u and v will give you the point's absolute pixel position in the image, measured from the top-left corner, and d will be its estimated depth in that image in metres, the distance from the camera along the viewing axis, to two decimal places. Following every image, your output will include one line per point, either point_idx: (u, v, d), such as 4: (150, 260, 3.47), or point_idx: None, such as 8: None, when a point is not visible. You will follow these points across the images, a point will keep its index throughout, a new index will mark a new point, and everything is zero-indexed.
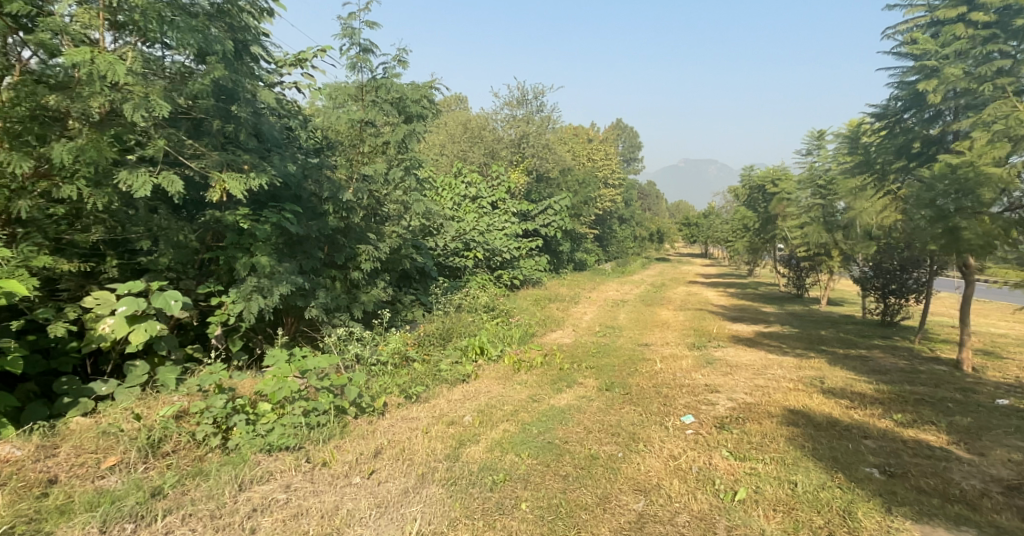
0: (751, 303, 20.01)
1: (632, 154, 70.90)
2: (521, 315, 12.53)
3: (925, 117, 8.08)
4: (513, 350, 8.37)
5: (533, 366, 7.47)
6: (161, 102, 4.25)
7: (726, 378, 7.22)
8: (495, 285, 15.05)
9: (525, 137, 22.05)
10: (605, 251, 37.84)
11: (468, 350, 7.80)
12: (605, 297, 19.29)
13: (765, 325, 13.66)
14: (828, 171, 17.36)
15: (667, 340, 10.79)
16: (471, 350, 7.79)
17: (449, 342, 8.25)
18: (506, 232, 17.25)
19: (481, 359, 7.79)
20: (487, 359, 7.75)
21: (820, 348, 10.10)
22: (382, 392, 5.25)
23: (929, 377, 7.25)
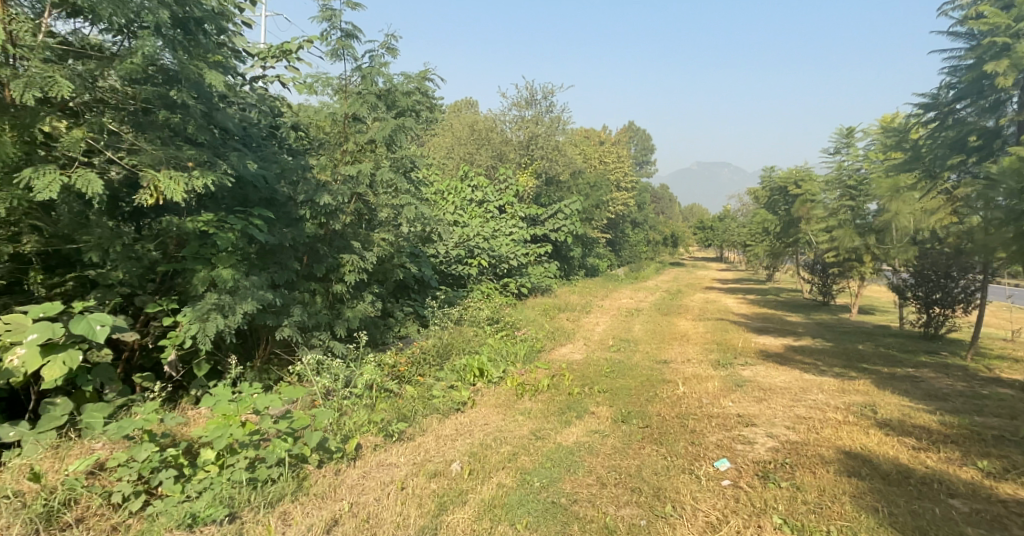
0: (773, 311, 19.08)
1: (645, 157, 69.95)
2: (529, 327, 11.72)
3: (983, 106, 7.39)
4: (517, 371, 7.56)
5: (539, 390, 6.67)
6: (60, 79, 3.56)
7: (759, 406, 6.36)
8: (502, 295, 14.28)
9: (534, 138, 21.24)
10: (618, 256, 37.01)
11: (464, 371, 6.98)
12: (619, 305, 18.48)
13: (792, 337, 12.76)
14: (859, 171, 16.33)
15: (687, 356, 9.94)
16: (469, 372, 6.98)
17: (446, 361, 7.44)
18: (513, 237, 16.49)
19: (480, 381, 6.98)
20: (487, 382, 6.95)
21: (856, 369, 9.22)
22: (356, 432, 4.42)
23: (993, 409, 6.34)
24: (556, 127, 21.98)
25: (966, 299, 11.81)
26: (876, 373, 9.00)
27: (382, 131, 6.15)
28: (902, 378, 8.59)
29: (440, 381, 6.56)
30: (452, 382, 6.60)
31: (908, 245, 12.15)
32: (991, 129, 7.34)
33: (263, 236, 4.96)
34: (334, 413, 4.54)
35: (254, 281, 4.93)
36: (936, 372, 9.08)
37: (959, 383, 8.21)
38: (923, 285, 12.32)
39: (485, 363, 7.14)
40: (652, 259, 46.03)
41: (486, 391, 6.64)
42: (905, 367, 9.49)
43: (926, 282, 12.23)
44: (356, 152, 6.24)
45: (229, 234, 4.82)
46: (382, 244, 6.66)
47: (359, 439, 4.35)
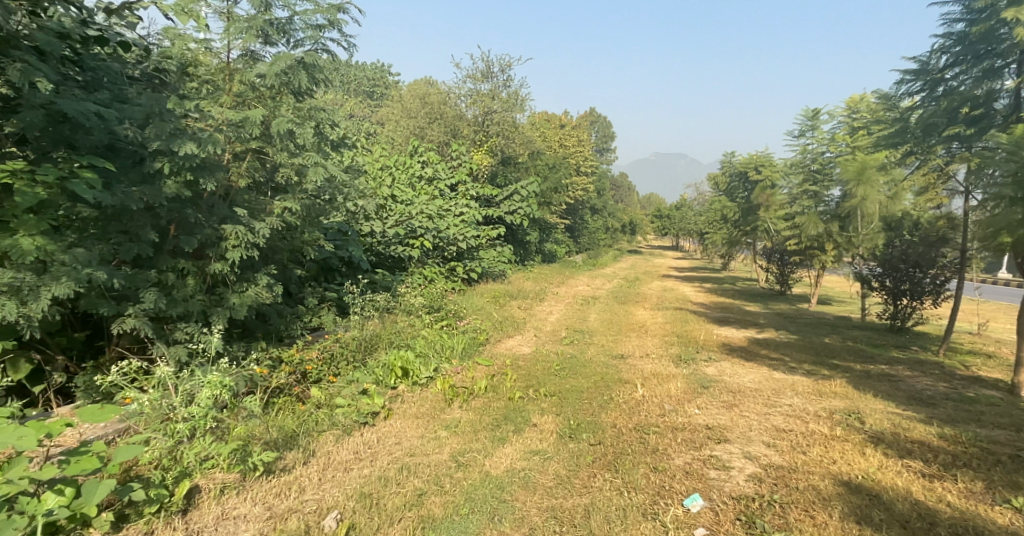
0: (732, 300, 18.49)
1: (605, 145, 69.59)
2: (475, 316, 10.60)
3: (974, 75, 7.42)
4: (450, 370, 6.43)
5: (475, 393, 5.61)
6: None
7: (730, 416, 5.43)
8: (448, 280, 13.10)
9: (490, 113, 19.92)
10: (576, 242, 36.31)
11: (383, 371, 5.77)
12: (576, 292, 17.56)
13: (755, 329, 12.04)
14: (823, 155, 15.72)
15: (647, 351, 9.01)
16: (389, 373, 5.78)
17: (368, 357, 6.26)
18: (464, 218, 15.31)
19: (404, 383, 5.81)
20: (411, 386, 5.76)
21: (828, 368, 8.47)
22: (194, 471, 3.21)
23: (991, 422, 5.59)
24: (514, 102, 20.65)
25: (935, 291, 11.31)
26: (849, 371, 8.31)
27: (270, 68, 4.92)
28: (877, 379, 7.87)
29: (348, 387, 5.33)
30: (364, 387, 5.40)
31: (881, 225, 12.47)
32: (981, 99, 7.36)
33: (92, 194, 3.60)
34: (174, 442, 3.22)
35: (76, 256, 3.59)
36: (911, 371, 8.43)
37: (938, 386, 7.54)
38: (891, 274, 11.83)
39: (410, 362, 5.95)
40: (610, 245, 45.43)
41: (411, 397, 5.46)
42: (877, 365, 8.81)
43: (896, 271, 11.71)
44: (246, 95, 4.99)
45: (39, 189, 3.51)
46: (282, 215, 5.34)
47: (194, 481, 3.15)
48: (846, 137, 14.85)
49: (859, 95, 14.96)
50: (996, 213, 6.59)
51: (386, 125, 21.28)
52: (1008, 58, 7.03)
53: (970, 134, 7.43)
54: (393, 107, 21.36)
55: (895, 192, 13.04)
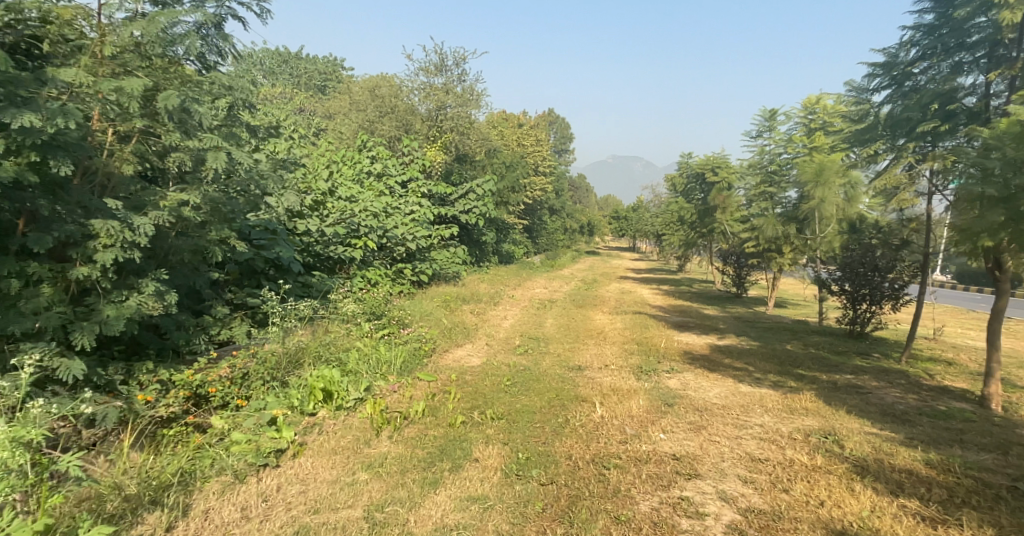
0: (690, 303, 18.16)
1: (564, 146, 69.39)
2: (421, 323, 9.79)
3: (943, 69, 7.06)
4: (383, 392, 5.60)
5: (410, 419, 4.87)
6: None
7: (698, 442, 4.85)
8: (394, 282, 12.23)
9: (445, 108, 19.04)
10: (534, 243, 35.77)
11: (300, 395, 4.88)
12: (533, 295, 16.90)
13: (716, 335, 11.62)
14: (780, 157, 15.49)
15: (605, 362, 8.40)
16: (307, 396, 4.88)
17: (293, 375, 5.47)
18: (414, 217, 14.47)
19: (325, 407, 4.92)
20: (334, 412, 4.88)
21: (793, 379, 8.01)
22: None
23: (973, 442, 5.16)
24: (470, 97, 19.84)
25: (894, 296, 11.07)
26: (815, 382, 7.89)
27: (152, 26, 4.12)
28: (845, 391, 7.43)
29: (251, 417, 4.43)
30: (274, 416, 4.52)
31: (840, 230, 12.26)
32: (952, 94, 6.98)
33: None
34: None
35: None
36: (876, 382, 8.04)
37: (907, 398, 7.14)
38: (850, 279, 11.55)
39: (334, 383, 5.05)
40: (568, 246, 45.00)
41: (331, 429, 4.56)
42: (842, 375, 8.41)
43: (856, 276, 11.44)
44: (129, 62, 4.12)
45: None
46: (178, 209, 4.45)
47: None
48: (802, 138, 14.62)
49: (816, 96, 14.77)
50: (963, 215, 6.21)
51: (335, 118, 20.18)
52: (978, 51, 6.68)
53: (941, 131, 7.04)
54: (343, 100, 20.25)
55: (849, 196, 13.30)
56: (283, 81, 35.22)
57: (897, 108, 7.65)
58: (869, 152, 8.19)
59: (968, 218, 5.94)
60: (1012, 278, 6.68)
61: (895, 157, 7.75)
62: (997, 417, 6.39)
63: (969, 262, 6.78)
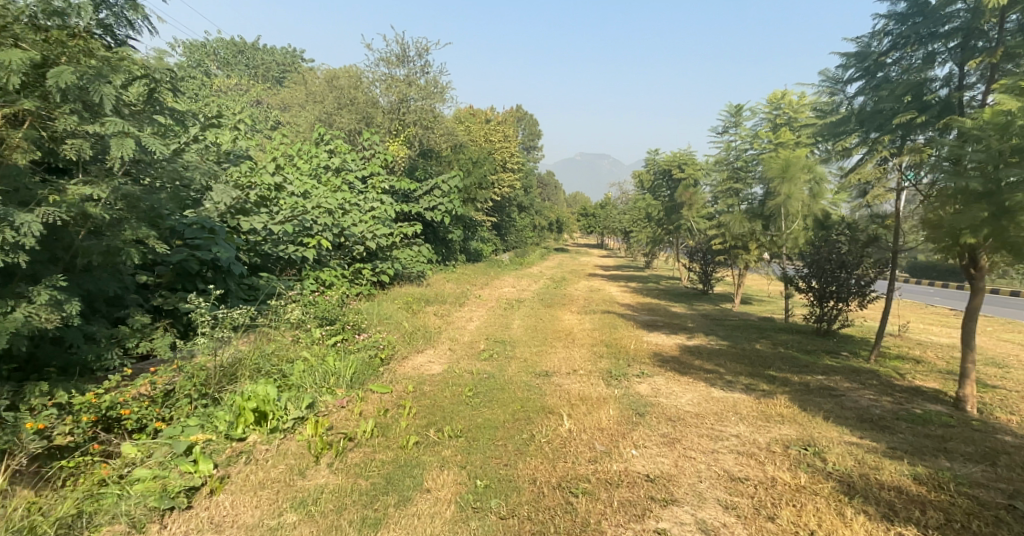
0: (659, 301, 17.97)
1: (532, 142, 69.11)
2: (378, 327, 9.22)
3: (917, 59, 6.84)
4: (327, 412, 5.12)
5: (357, 442, 4.40)
6: None
7: (672, 458, 4.46)
8: (351, 283, 11.60)
9: (407, 101, 18.42)
10: (502, 241, 35.36)
11: (227, 418, 4.28)
12: (499, 295, 16.40)
13: (685, 334, 11.33)
14: (746, 153, 15.32)
15: (572, 367, 7.99)
16: (234, 418, 4.30)
17: (226, 391, 4.97)
18: (374, 214, 13.85)
19: (257, 431, 4.36)
20: (267, 436, 4.32)
21: (766, 381, 7.72)
22: None
23: (958, 452, 4.89)
24: (433, 90, 19.22)
25: (861, 293, 10.98)
26: (788, 384, 7.64)
27: None
28: (819, 394, 7.16)
29: (163, 445, 3.85)
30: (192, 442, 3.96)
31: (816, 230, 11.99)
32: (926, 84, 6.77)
33: None
34: None
35: None
36: (849, 383, 7.79)
37: (881, 401, 6.90)
38: (818, 276, 11.39)
39: (269, 402, 4.48)
40: (537, 243, 44.64)
41: (259, 460, 4.00)
42: (814, 376, 8.16)
43: (823, 273, 11.28)
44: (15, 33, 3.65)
45: None
46: (80, 204, 3.95)
47: None
48: (768, 134, 14.46)
49: (781, 92, 14.62)
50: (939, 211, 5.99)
51: (292, 110, 19.31)
52: (947, 41, 6.46)
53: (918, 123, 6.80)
54: (301, 92, 19.41)
55: (815, 192, 13.26)
56: (241, 72, 33.92)
57: (869, 100, 7.40)
58: (840, 146, 7.95)
59: (946, 214, 5.71)
60: (988, 276, 6.47)
61: (868, 152, 7.51)
62: (975, 421, 6.17)
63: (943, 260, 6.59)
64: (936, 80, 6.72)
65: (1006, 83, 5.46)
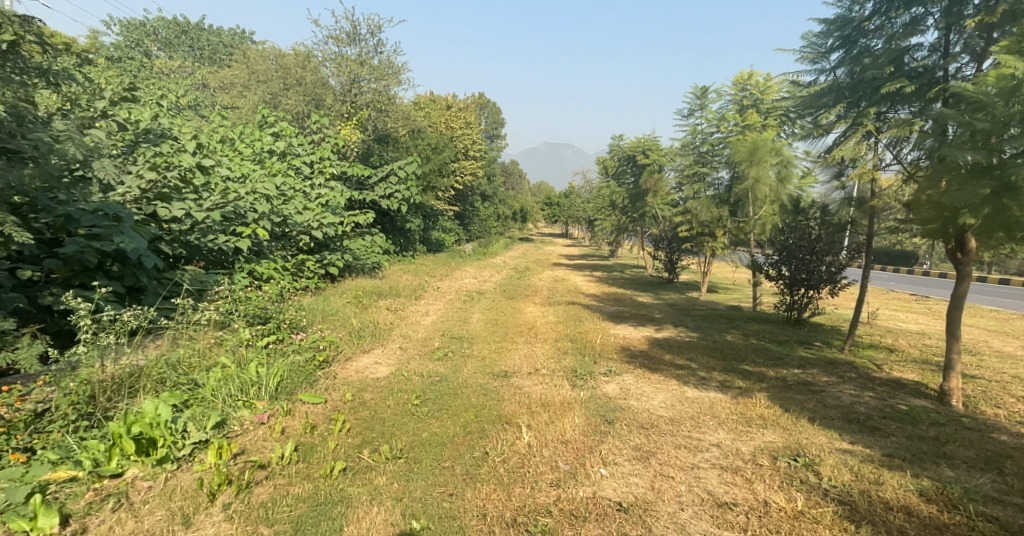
0: (625, 290, 17.51)
1: (496, 130, 68.17)
2: (322, 325, 8.38)
3: (903, 23, 6.31)
4: (238, 436, 4.33)
5: (273, 472, 3.76)
6: None
7: (648, 478, 3.94)
8: (295, 276, 10.71)
9: (359, 82, 17.49)
10: (465, 231, 34.60)
11: (99, 450, 3.67)
12: (460, 286, 15.66)
13: (653, 326, 10.81)
14: (712, 136, 14.85)
15: (534, 366, 7.33)
16: (108, 450, 3.68)
17: (121, 406, 4.24)
18: (321, 202, 12.92)
19: (139, 463, 3.74)
20: (151, 469, 3.71)
21: (740, 378, 7.20)
22: None
23: (958, 459, 4.38)
24: (386, 71, 18.24)
25: (831, 280, 10.63)
26: (764, 380, 7.13)
27: None
28: (797, 391, 6.65)
29: (1, 491, 3.30)
30: (45, 484, 3.41)
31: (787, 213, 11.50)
32: (912, 50, 6.24)
33: None
34: None
35: None
36: (827, 377, 7.33)
37: (863, 397, 6.43)
38: (788, 262, 10.98)
39: (159, 426, 3.85)
40: (501, 233, 43.88)
41: (134, 507, 3.43)
42: (790, 370, 7.68)
43: (794, 260, 10.87)
44: None
45: None
46: None
47: None
48: (735, 117, 13.99)
49: (747, 72, 14.18)
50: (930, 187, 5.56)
51: (234, 92, 18.06)
52: (934, 5, 5.97)
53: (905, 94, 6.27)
54: (244, 73, 18.15)
55: (781, 176, 12.94)
56: (185, 55, 32.12)
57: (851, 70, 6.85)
58: (817, 122, 7.46)
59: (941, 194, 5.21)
60: (975, 262, 6.02)
61: (848, 128, 7.02)
62: (966, 418, 5.73)
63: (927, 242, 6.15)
64: (922, 48, 6.22)
65: (1008, 45, 4.97)
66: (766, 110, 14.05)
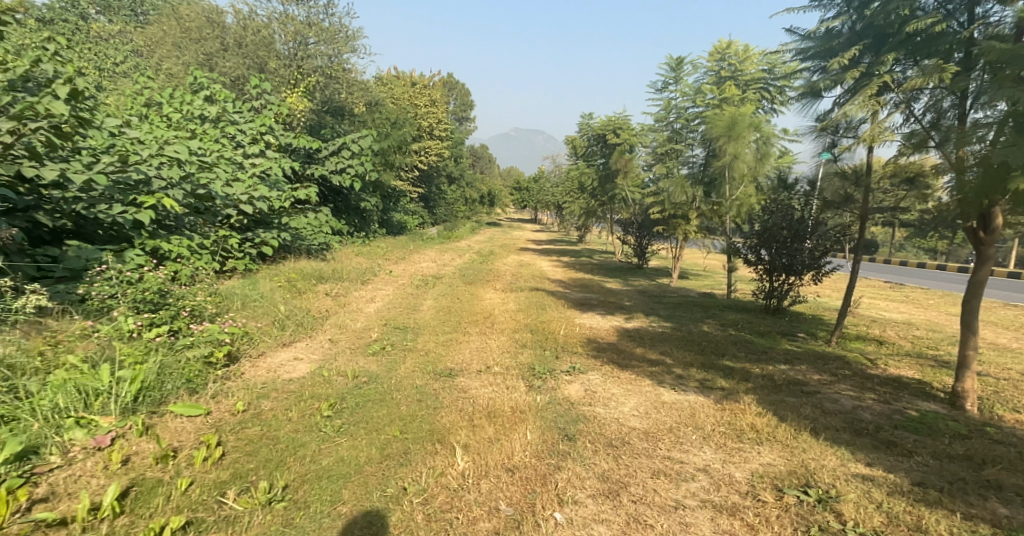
0: (592, 276, 16.58)
1: (463, 112, 66.58)
2: (238, 315, 7.15)
3: None
4: (53, 472, 3.25)
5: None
6: None
7: (618, 528, 3.09)
8: (217, 255, 9.38)
9: (306, 44, 16.63)
10: (430, 213, 33.31)
11: None
12: (415, 270, 14.47)
13: (623, 315, 9.84)
14: (687, 110, 13.88)
15: (485, 364, 6.25)
16: None
17: None
18: (256, 172, 11.58)
19: None
20: None
21: (722, 376, 6.23)
22: None
23: (1008, 490, 3.49)
24: (337, 35, 17.66)
25: (814, 266, 9.78)
26: (749, 377, 6.19)
27: None
28: (788, 392, 5.71)
29: None
30: None
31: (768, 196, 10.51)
32: None
33: None
34: None
35: None
36: (819, 374, 6.42)
37: (865, 400, 5.52)
38: (768, 246, 10.12)
39: None
40: (468, 216, 42.57)
41: None
42: (776, 366, 6.74)
43: (775, 244, 10.01)
44: None
45: None
46: None
47: None
48: (711, 89, 13.07)
49: (727, 41, 13.30)
50: (993, 145, 4.80)
51: (165, 53, 16.36)
52: None
53: (937, 37, 5.30)
54: (177, 30, 16.53)
55: (760, 153, 12.15)
56: (126, 18, 29.84)
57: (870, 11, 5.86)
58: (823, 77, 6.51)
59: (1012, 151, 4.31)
60: (998, 243, 5.31)
61: (856, 89, 6.19)
62: (990, 427, 4.87)
63: (958, 208, 5.30)
64: None
65: None
66: (744, 83, 13.19)
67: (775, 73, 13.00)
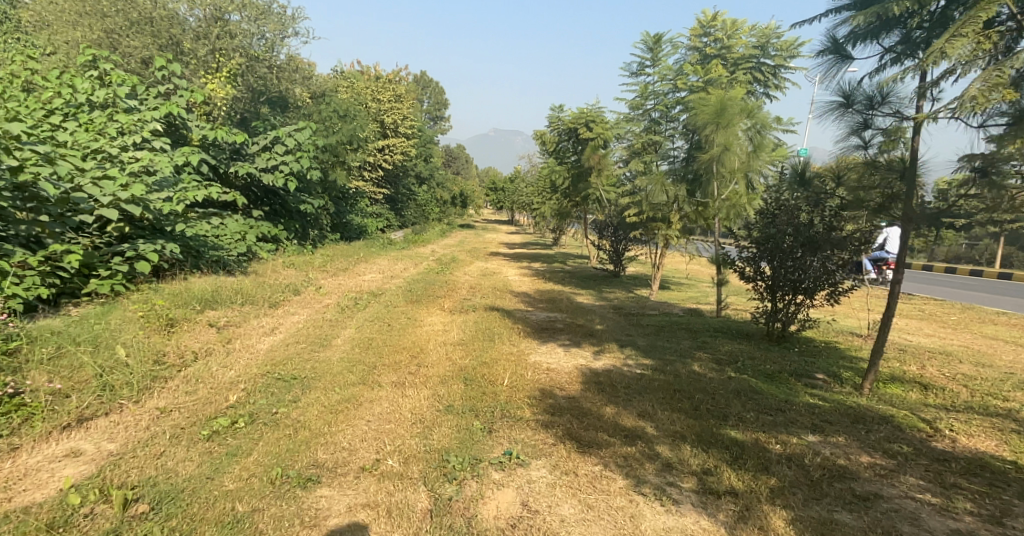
0: (561, 286, 14.52)
1: (438, 111, 64.29)
2: (15, 378, 4.75)
3: None
4: None
5: None
6: None
7: None
8: (48, 280, 7.29)
9: (227, 20, 15.23)
10: (397, 216, 31.05)
11: None
12: (350, 285, 12.20)
13: (591, 346, 7.77)
14: (667, 96, 11.99)
15: (374, 454, 4.13)
16: None
17: None
18: (142, 169, 9.42)
19: None
20: None
21: (729, 466, 4.11)
22: None
23: None
24: (265, 11, 16.15)
25: (831, 282, 7.72)
26: (765, 466, 4.09)
27: None
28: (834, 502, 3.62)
29: None
30: None
31: (768, 193, 8.40)
32: None
33: None
34: None
35: None
36: (870, 453, 4.32)
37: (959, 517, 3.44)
38: (771, 258, 8.11)
39: None
40: (439, 219, 40.21)
41: None
42: (803, 438, 4.63)
43: (779, 254, 8.00)
44: None
45: None
46: None
47: None
48: (695, 70, 11.14)
49: (712, 13, 11.50)
50: None
51: (60, 27, 13.98)
52: None
53: None
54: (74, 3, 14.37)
55: (755, 143, 10.24)
56: None
57: None
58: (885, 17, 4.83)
59: None
60: None
61: (937, 26, 4.76)
62: None
63: None
64: None
65: None
66: (733, 62, 11.33)
67: (768, 50, 11.23)
